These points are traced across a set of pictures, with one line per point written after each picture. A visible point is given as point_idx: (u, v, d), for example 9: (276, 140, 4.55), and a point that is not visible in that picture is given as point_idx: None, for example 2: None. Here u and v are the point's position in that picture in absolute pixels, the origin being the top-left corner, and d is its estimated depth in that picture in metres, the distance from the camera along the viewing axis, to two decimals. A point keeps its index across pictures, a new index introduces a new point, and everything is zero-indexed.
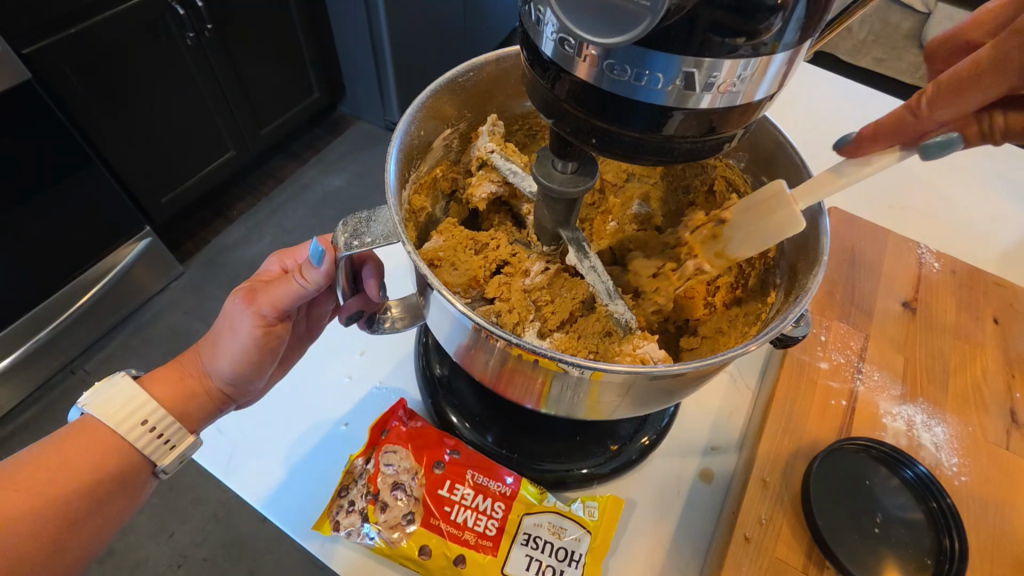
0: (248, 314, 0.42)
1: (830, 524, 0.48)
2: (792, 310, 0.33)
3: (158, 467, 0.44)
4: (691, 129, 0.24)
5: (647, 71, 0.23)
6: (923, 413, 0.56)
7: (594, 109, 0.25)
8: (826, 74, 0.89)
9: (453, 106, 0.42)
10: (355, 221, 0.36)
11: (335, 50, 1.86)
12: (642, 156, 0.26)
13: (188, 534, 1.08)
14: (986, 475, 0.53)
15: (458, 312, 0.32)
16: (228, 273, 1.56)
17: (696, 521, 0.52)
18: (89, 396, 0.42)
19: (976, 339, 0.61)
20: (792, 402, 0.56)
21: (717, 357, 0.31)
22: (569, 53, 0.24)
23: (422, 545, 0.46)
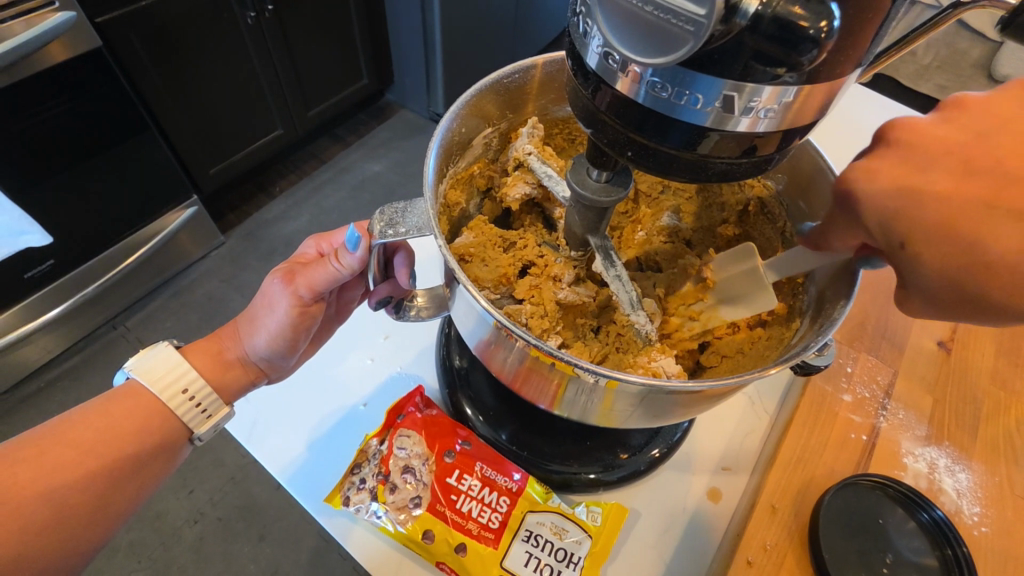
0: (286, 293, 0.44)
1: (837, 556, 0.48)
2: (815, 338, 0.33)
3: (195, 434, 0.46)
4: (727, 150, 0.25)
5: (688, 91, 0.23)
6: (947, 457, 0.55)
7: (632, 123, 0.25)
8: (881, 100, 0.87)
9: (495, 105, 0.43)
10: (393, 210, 0.38)
11: (387, 39, 1.89)
12: (677, 172, 0.26)
13: (206, 493, 1.13)
14: (1009, 529, 0.51)
15: (481, 309, 0.33)
16: (265, 247, 1.61)
17: (700, 539, 0.52)
18: (136, 363, 0.45)
19: (1013, 386, 0.59)
20: (810, 431, 0.55)
21: (733, 378, 0.32)
22: (613, 67, 0.24)
23: (426, 529, 0.47)
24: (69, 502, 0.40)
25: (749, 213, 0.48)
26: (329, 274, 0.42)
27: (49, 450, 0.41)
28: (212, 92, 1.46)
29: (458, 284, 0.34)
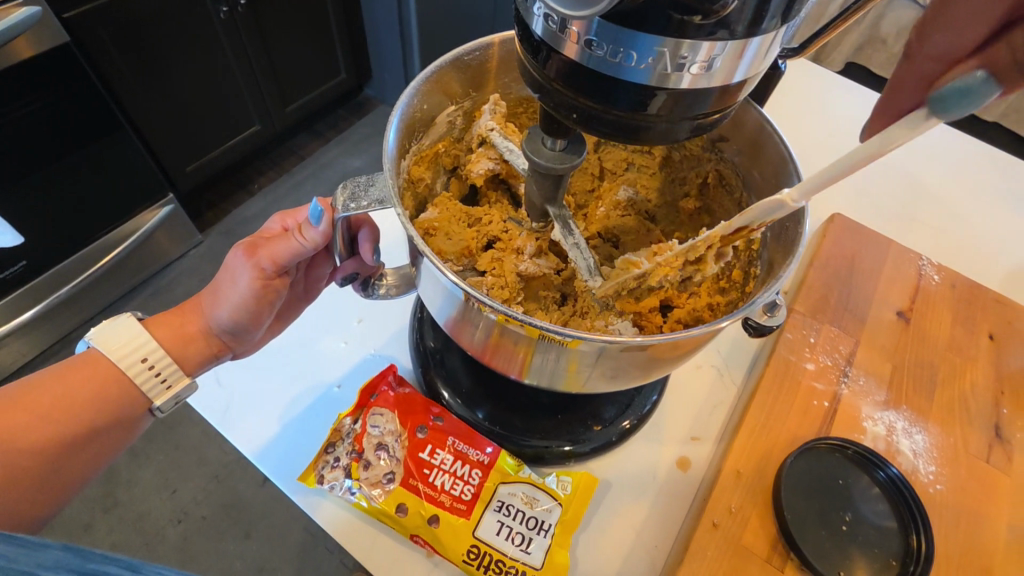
0: (248, 266, 0.44)
1: (799, 517, 0.49)
2: (765, 293, 0.35)
3: (154, 405, 0.46)
4: (668, 109, 0.26)
5: (624, 49, 0.24)
6: (905, 420, 0.57)
7: (576, 85, 0.26)
8: (844, 83, 0.89)
9: (457, 82, 0.44)
10: (356, 182, 0.38)
11: (364, 33, 1.89)
12: (623, 132, 0.27)
13: (190, 492, 1.12)
14: (963, 486, 0.53)
15: (450, 283, 0.34)
16: None
17: (669, 506, 0.54)
18: (96, 331, 0.44)
19: (968, 353, 0.61)
20: (774, 399, 0.57)
21: (687, 333, 0.33)
22: (555, 30, 0.26)
23: (399, 503, 0.48)
24: (35, 483, 0.40)
25: (708, 186, 0.49)
26: (290, 245, 0.43)
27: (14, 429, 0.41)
28: (186, 87, 1.44)
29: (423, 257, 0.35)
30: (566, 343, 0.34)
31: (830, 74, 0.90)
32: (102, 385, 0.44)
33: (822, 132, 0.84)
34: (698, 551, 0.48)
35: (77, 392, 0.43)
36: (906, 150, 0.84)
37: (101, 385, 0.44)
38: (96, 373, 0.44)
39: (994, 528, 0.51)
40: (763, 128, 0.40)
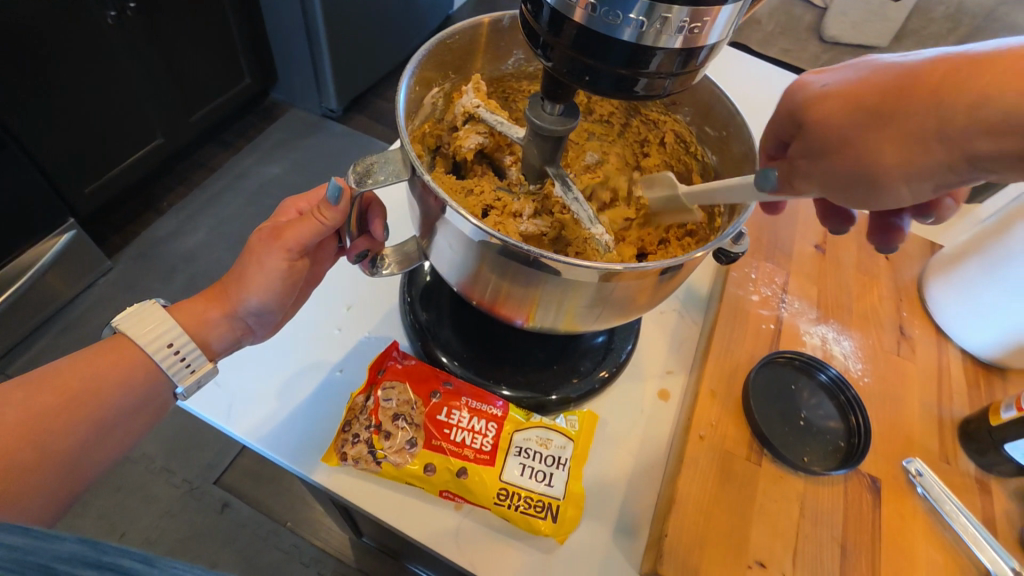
0: (276, 250, 0.44)
1: (765, 418, 0.59)
2: (731, 229, 0.41)
3: (179, 388, 0.48)
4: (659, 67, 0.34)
5: (628, 16, 0.31)
6: (834, 330, 0.68)
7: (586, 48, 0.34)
8: (743, 57, 1.01)
9: (439, 65, 0.47)
10: (373, 160, 0.42)
11: (266, 35, 1.83)
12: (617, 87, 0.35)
13: (141, 531, 1.09)
14: (883, 376, 0.65)
15: (471, 226, 0.40)
16: (162, 265, 1.52)
17: (659, 431, 0.61)
18: (123, 320, 0.46)
19: (873, 272, 0.74)
20: (731, 328, 0.65)
21: (668, 261, 0.40)
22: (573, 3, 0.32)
23: (426, 464, 0.51)
24: None
25: (666, 143, 0.56)
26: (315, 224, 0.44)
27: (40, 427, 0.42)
28: (80, 100, 1.34)
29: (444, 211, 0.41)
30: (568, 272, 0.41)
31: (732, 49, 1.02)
32: (115, 380, 0.45)
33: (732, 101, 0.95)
34: (692, 460, 0.55)
35: (97, 384, 0.45)
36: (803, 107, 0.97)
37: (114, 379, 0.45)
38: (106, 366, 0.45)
39: (909, 405, 0.63)
40: (716, 94, 0.47)
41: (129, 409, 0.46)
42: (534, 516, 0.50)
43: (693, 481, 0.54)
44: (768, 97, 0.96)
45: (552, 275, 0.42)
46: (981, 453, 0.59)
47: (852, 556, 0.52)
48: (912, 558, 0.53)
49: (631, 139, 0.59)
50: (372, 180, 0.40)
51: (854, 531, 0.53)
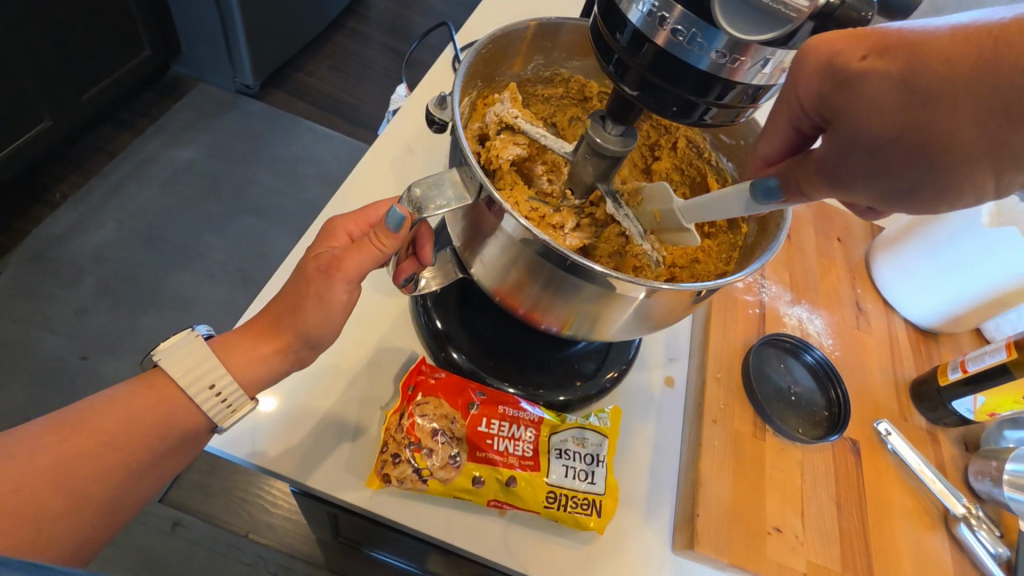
0: (336, 282, 0.43)
1: (764, 396, 0.65)
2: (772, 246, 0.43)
3: (220, 427, 0.45)
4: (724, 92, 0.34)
5: (708, 41, 0.31)
6: (807, 311, 0.75)
7: (658, 68, 0.34)
8: None
9: (474, 75, 0.46)
10: (442, 180, 0.40)
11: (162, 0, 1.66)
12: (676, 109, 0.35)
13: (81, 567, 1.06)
14: (848, 348, 0.73)
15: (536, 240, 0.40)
16: (62, 270, 1.38)
17: (671, 418, 0.65)
18: (163, 354, 0.43)
19: (831, 254, 0.82)
20: (724, 316, 0.71)
21: (709, 286, 0.43)
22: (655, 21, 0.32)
23: (474, 475, 0.52)
24: None
25: (678, 147, 0.58)
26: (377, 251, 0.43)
27: (66, 474, 0.41)
28: None
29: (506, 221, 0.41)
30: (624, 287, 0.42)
31: None
32: (148, 424, 0.43)
33: None
34: (709, 443, 0.60)
35: (129, 428, 0.43)
36: None
37: (145, 422, 0.43)
38: (135, 407, 0.43)
39: (871, 373, 0.72)
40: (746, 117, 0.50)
41: (163, 454, 0.44)
42: (582, 513, 0.53)
43: (712, 462, 0.59)
44: None
45: (608, 288, 0.43)
46: (932, 410, 0.69)
47: (846, 512, 0.60)
48: (891, 507, 0.61)
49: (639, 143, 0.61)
50: (439, 207, 0.40)
51: (845, 490, 0.61)
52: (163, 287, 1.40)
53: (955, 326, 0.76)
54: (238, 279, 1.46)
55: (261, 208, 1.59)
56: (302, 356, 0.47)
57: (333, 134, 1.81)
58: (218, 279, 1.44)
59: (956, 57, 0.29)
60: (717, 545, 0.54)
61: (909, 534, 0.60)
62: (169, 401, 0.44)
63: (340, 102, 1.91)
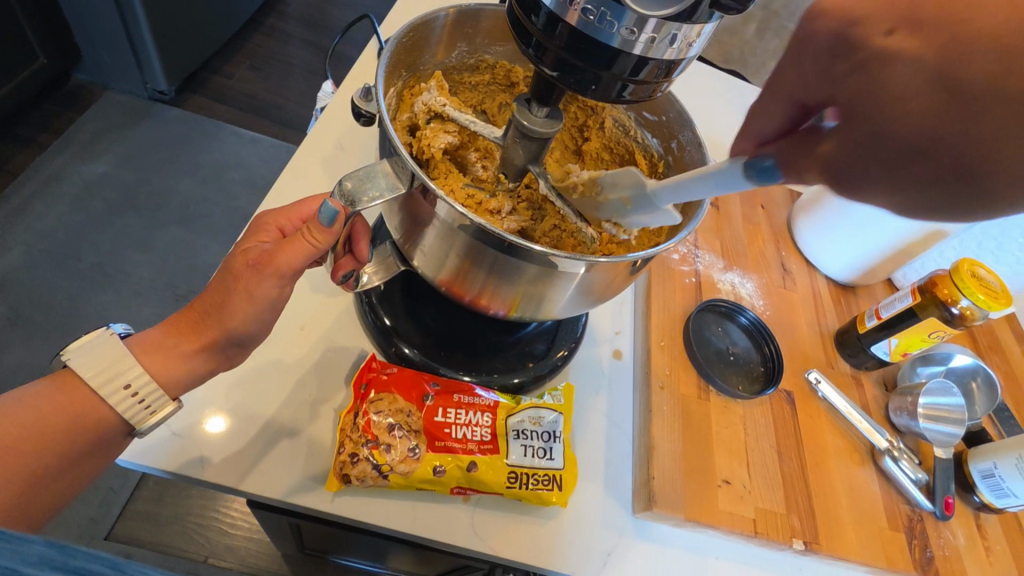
0: (267, 278, 0.42)
1: (705, 359, 0.70)
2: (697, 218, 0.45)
3: (137, 430, 0.44)
4: (637, 70, 0.36)
5: (615, 21, 0.33)
6: (739, 276, 0.80)
7: (573, 48, 0.35)
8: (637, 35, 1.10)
9: (395, 66, 0.46)
10: (375, 172, 0.40)
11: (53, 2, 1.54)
12: (590, 87, 0.37)
13: None
14: (778, 307, 0.79)
15: (476, 227, 0.41)
16: None
17: (622, 389, 0.68)
18: (72, 354, 0.42)
19: (756, 221, 0.87)
20: (662, 286, 0.74)
21: (645, 253, 0.45)
22: (564, 3, 0.34)
23: (435, 465, 0.52)
24: None
25: (605, 127, 0.60)
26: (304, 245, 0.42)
27: None
28: None
29: (443, 210, 0.41)
30: (566, 266, 0.44)
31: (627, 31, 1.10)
32: (61, 432, 0.41)
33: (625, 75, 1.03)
34: (657, 408, 0.63)
35: (41, 438, 0.41)
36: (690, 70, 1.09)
37: (59, 428, 0.41)
38: (49, 414, 0.41)
39: (800, 328, 0.77)
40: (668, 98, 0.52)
41: (75, 458, 0.42)
42: (543, 489, 0.54)
43: (662, 425, 0.62)
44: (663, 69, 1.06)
45: (551, 268, 0.44)
46: (853, 356, 0.75)
47: (786, 457, 0.64)
48: (825, 448, 0.67)
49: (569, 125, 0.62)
50: (371, 198, 0.39)
51: (784, 438, 0.66)
52: (84, 311, 1.31)
53: (870, 278, 0.83)
54: (167, 296, 1.38)
55: (188, 219, 1.50)
56: (233, 355, 0.46)
57: (260, 137, 1.73)
58: (146, 297, 1.36)
59: (1003, 32, 0.25)
60: (673, 503, 0.57)
61: (842, 471, 0.65)
62: (93, 415, 0.43)
63: (264, 103, 1.84)
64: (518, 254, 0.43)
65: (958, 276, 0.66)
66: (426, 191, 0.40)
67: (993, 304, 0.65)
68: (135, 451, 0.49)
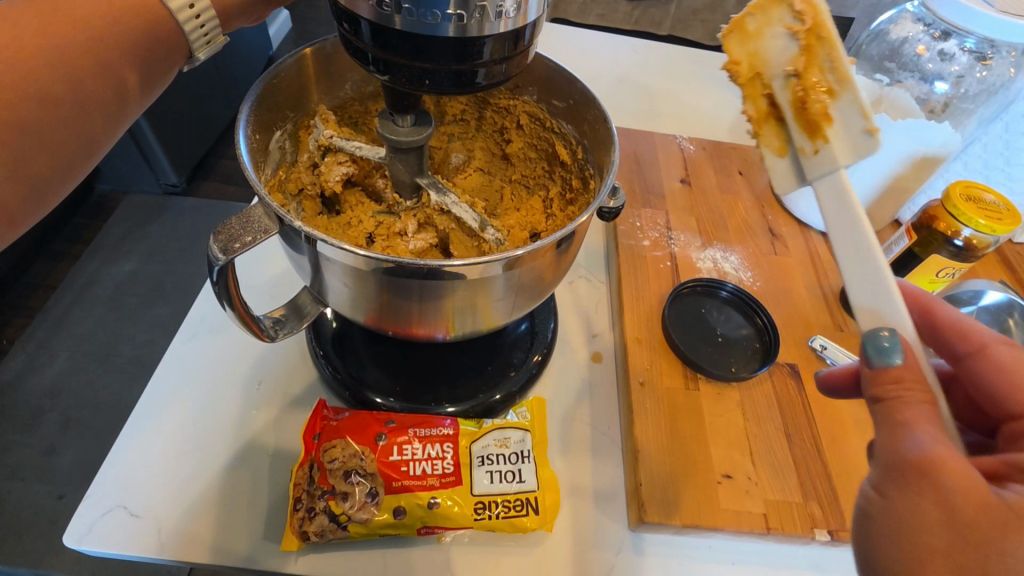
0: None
1: (690, 346, 0.64)
2: (603, 186, 0.42)
3: None
4: (483, 55, 0.34)
5: (437, 10, 0.31)
6: (721, 250, 0.74)
7: (408, 51, 0.33)
8: (599, 37, 1.12)
9: (270, 112, 0.46)
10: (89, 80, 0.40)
11: None
12: (445, 86, 0.35)
13: None
14: (769, 275, 0.72)
15: (364, 257, 0.39)
16: None
17: (604, 393, 0.63)
18: None
19: (734, 190, 0.82)
20: (634, 276, 0.69)
21: (554, 237, 0.41)
22: (387, 12, 0.31)
23: (396, 508, 0.49)
24: None
25: (523, 125, 0.57)
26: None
27: None
28: None
29: (329, 247, 0.39)
30: (471, 273, 0.41)
31: (595, 36, 1.12)
32: None
33: (596, 70, 1.06)
34: (640, 407, 0.58)
35: None
36: (638, 67, 1.08)
37: None
38: None
39: (799, 293, 0.71)
40: (570, 80, 0.49)
41: None
42: (517, 515, 0.50)
43: (647, 425, 0.57)
44: (633, 69, 1.08)
45: (459, 280, 0.41)
46: None
47: (797, 438, 0.58)
48: (842, 420, 0.59)
49: (489, 130, 0.60)
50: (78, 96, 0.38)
51: (792, 419, 0.59)
52: None
53: (869, 225, 0.75)
54: None
55: None
56: None
57: None
58: None
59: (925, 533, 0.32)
60: (668, 510, 0.51)
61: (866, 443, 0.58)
62: None
63: None
64: (417, 274, 0.40)
65: (948, 205, 0.57)
66: (307, 233, 0.39)
67: (1000, 225, 0.55)
68: (89, 534, 0.49)
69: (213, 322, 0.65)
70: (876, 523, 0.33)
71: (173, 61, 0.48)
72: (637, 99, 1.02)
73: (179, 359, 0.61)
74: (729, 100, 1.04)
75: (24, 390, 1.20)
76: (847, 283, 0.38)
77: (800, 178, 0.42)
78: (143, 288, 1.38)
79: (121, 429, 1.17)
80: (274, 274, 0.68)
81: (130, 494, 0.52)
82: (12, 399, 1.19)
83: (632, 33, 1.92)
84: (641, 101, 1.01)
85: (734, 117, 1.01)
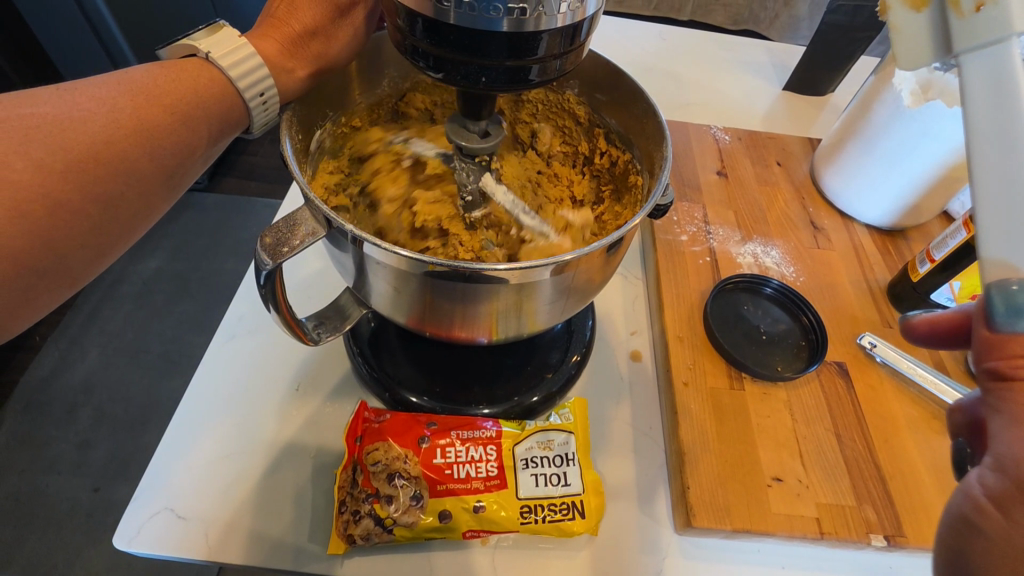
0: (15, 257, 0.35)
1: (733, 344, 0.62)
2: (658, 185, 0.41)
3: None
4: (541, 49, 0.32)
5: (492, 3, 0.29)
6: (761, 245, 0.72)
7: (465, 46, 0.31)
8: (626, 24, 1.10)
9: (307, 109, 0.48)
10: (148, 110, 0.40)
11: None
12: (500, 84, 0.33)
13: None
14: (812, 269, 0.70)
15: (413, 262, 0.38)
16: None
17: (644, 393, 0.62)
18: None
19: (773, 181, 0.80)
20: (673, 273, 0.68)
21: (606, 240, 0.40)
22: (443, 7, 0.30)
23: (440, 511, 0.49)
24: None
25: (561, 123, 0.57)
26: (23, 122, 0.36)
27: None
28: None
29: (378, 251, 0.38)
30: (521, 278, 0.40)
31: (622, 24, 1.09)
32: None
33: (623, 59, 1.03)
34: (683, 407, 0.57)
35: None
36: (666, 55, 1.06)
37: None
38: None
39: (845, 288, 0.68)
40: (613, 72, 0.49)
41: None
42: (563, 519, 0.50)
43: (693, 427, 0.55)
44: (662, 56, 1.05)
45: (507, 284, 0.40)
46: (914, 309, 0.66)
47: (848, 439, 0.56)
48: (894, 420, 0.57)
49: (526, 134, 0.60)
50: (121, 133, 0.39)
51: (842, 419, 0.57)
52: None
53: (917, 217, 0.73)
54: None
55: None
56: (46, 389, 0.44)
57: None
58: None
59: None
60: (716, 514, 0.50)
61: (920, 444, 0.56)
62: None
63: None
64: (465, 278, 0.39)
65: None
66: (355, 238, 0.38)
67: None
68: (138, 537, 0.49)
69: (251, 323, 0.65)
70: (986, 538, 0.28)
71: (231, 132, 0.46)
72: (667, 87, 0.99)
73: (219, 361, 0.61)
74: (762, 88, 1.01)
75: (58, 386, 1.22)
76: (978, 207, 0.32)
77: (943, 48, 0.36)
78: (170, 283, 1.39)
79: (153, 423, 1.18)
80: (309, 273, 0.67)
81: (178, 496, 0.52)
82: (47, 395, 1.21)
83: (654, 20, 1.88)
84: (671, 90, 0.99)
85: (767, 105, 0.98)
